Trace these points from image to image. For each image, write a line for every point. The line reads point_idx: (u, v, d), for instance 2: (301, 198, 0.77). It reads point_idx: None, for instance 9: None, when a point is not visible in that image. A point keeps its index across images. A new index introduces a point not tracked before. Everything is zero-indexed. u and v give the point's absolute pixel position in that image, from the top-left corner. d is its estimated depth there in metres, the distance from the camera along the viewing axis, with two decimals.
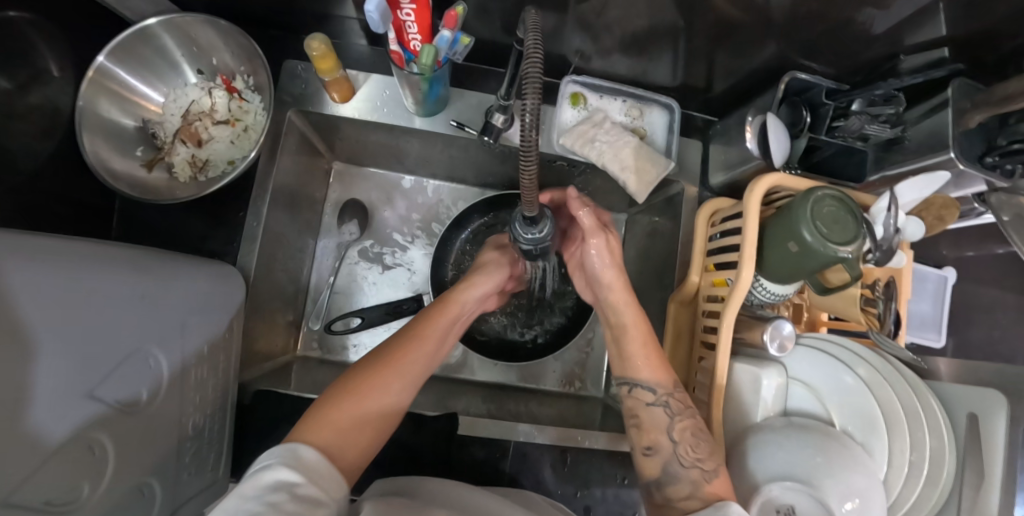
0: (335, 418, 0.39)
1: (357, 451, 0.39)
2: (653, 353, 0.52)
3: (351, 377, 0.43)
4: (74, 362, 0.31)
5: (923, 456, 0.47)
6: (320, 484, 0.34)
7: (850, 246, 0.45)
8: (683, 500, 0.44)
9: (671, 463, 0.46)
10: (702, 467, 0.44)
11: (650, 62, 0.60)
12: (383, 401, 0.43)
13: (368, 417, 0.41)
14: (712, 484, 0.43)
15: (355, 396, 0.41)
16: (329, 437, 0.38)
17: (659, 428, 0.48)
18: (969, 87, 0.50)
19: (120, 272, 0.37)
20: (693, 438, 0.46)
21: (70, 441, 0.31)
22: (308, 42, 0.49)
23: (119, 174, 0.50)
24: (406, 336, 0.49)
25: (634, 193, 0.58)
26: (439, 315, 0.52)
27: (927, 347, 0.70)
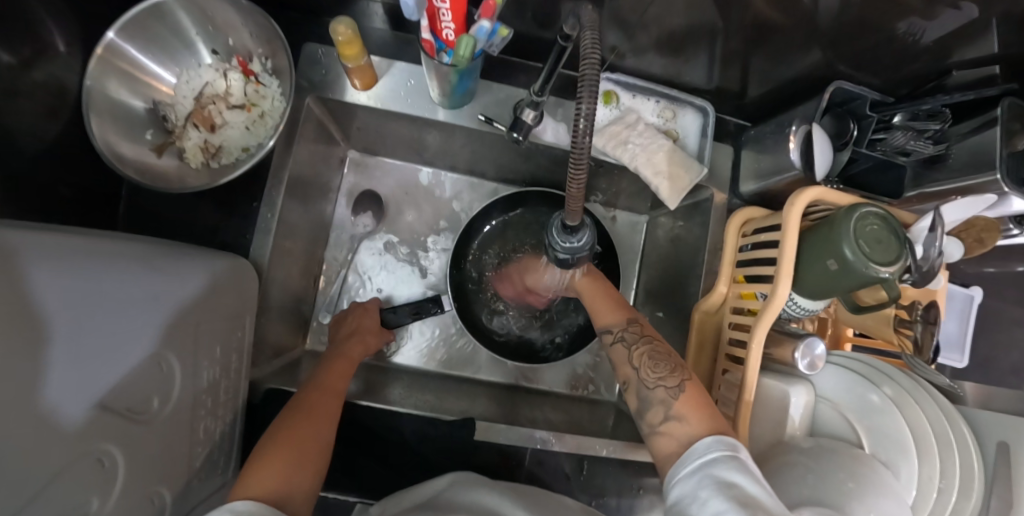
0: (274, 466, 0.39)
1: (303, 490, 0.39)
2: (604, 300, 0.59)
3: (277, 429, 0.43)
4: (83, 366, 0.30)
5: (953, 483, 0.45)
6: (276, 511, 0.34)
7: (891, 267, 0.43)
8: (662, 423, 0.45)
9: (641, 389, 0.49)
10: (666, 385, 0.47)
11: (687, 64, 0.57)
12: (315, 438, 0.43)
13: (306, 454, 0.41)
14: (680, 400, 0.46)
15: (289, 439, 0.41)
16: (270, 484, 0.37)
17: (622, 361, 0.52)
18: (1017, 107, 0.48)
19: (133, 272, 0.36)
20: (652, 361, 0.50)
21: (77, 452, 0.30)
22: (334, 25, 0.46)
23: (128, 159, 0.47)
24: (315, 384, 0.50)
25: (665, 199, 0.56)
26: (336, 365, 0.55)
27: (948, 366, 0.69)
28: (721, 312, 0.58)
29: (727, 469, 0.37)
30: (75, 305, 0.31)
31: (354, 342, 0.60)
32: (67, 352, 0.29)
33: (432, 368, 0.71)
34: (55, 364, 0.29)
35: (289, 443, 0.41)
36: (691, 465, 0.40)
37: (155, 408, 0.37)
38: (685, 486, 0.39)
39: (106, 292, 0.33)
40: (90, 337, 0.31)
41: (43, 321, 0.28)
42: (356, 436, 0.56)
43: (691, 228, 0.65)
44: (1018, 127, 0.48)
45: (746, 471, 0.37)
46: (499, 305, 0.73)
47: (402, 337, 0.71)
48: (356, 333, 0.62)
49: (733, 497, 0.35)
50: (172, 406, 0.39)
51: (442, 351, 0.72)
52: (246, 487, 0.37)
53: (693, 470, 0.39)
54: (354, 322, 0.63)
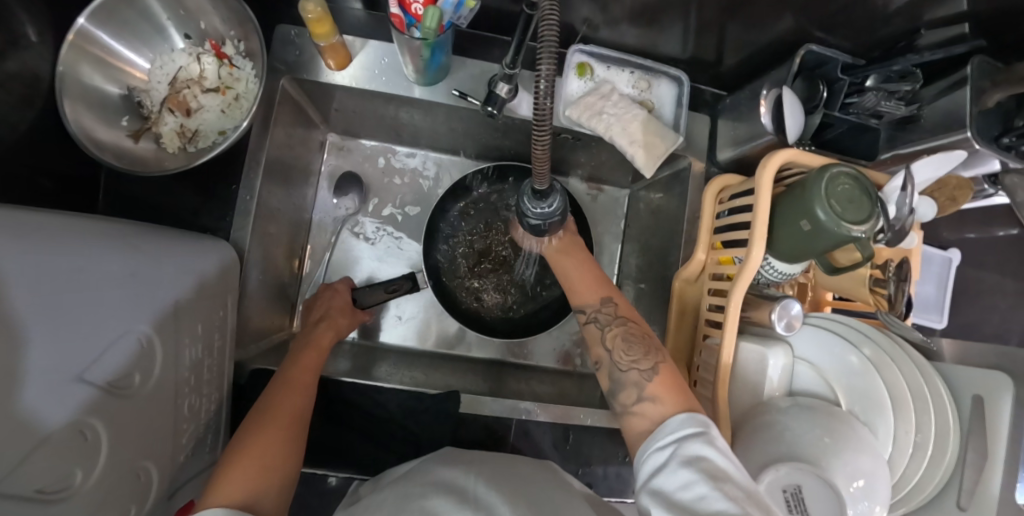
0: (238, 474, 0.39)
1: (275, 494, 0.40)
2: (578, 276, 0.58)
3: (242, 437, 0.42)
4: (64, 338, 0.32)
5: (928, 437, 0.47)
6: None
7: (864, 225, 0.44)
8: (636, 404, 0.46)
9: (614, 371, 0.50)
10: (639, 368, 0.48)
11: (661, 34, 0.57)
12: (282, 445, 0.42)
13: (276, 461, 0.41)
14: (652, 382, 0.46)
15: (256, 445, 0.41)
16: (236, 492, 0.37)
17: (598, 341, 0.53)
18: (987, 65, 0.48)
19: (111, 252, 0.38)
20: (625, 343, 0.50)
21: (67, 428, 0.31)
22: (303, 3, 0.46)
23: (104, 144, 0.48)
24: (281, 380, 0.49)
25: (641, 167, 0.56)
26: (304, 356, 0.53)
27: (928, 328, 0.70)
28: (701, 279, 0.59)
29: (695, 442, 0.39)
30: (55, 284, 0.33)
31: (323, 328, 0.59)
32: (45, 342, 0.31)
33: (426, 347, 0.72)
34: (37, 337, 0.31)
35: (257, 448, 0.41)
36: (663, 440, 0.41)
37: (139, 383, 0.37)
38: (658, 458, 0.40)
39: (82, 270, 0.35)
40: (68, 324, 0.33)
41: (12, 318, 0.29)
42: (344, 413, 0.57)
43: (671, 200, 0.66)
44: (989, 85, 0.48)
45: (714, 444, 0.38)
46: (474, 282, 0.73)
47: (387, 318, 0.72)
48: (325, 318, 0.61)
49: (701, 469, 0.36)
50: (154, 383, 0.39)
51: (430, 330, 0.73)
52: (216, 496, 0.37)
53: (665, 444, 0.41)
54: (325, 306, 0.63)
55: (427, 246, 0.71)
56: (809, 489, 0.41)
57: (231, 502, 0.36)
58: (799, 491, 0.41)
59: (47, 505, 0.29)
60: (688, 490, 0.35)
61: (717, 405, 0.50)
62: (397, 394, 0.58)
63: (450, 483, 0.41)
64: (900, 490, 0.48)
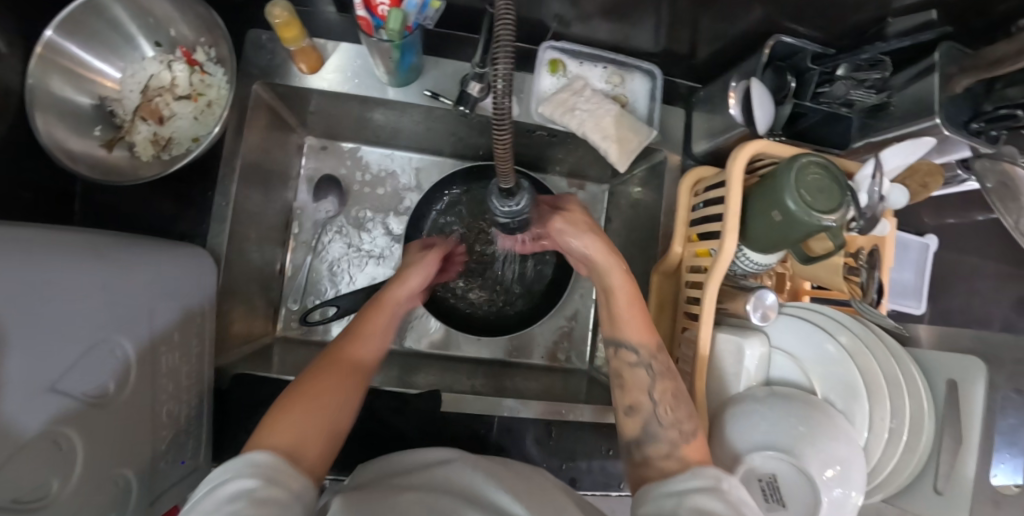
0: (290, 417, 0.36)
1: (323, 442, 0.37)
2: (639, 313, 0.49)
3: (300, 382, 0.41)
4: (41, 351, 0.31)
5: (903, 423, 0.48)
6: (286, 477, 0.32)
7: (834, 215, 0.44)
8: (661, 458, 0.42)
9: (650, 422, 0.45)
10: (681, 428, 0.43)
11: (633, 28, 0.57)
12: (333, 399, 0.40)
13: (329, 414, 0.39)
14: (690, 445, 0.42)
15: (310, 390, 0.39)
16: (286, 436, 0.35)
17: (637, 386, 0.47)
18: (955, 51, 0.48)
19: (86, 260, 0.37)
20: (674, 400, 0.45)
21: (40, 437, 0.31)
22: (269, 8, 0.47)
23: (77, 155, 0.47)
24: (346, 337, 0.47)
25: (615, 163, 0.56)
26: (372, 314, 0.51)
27: (907, 314, 0.71)
28: (679, 272, 0.59)
29: (705, 496, 0.35)
30: (37, 294, 0.31)
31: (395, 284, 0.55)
32: (21, 352, 0.29)
33: (419, 348, 0.72)
34: (14, 350, 0.29)
35: (309, 393, 0.39)
36: (668, 490, 0.38)
37: (114, 392, 0.37)
38: (661, 507, 0.36)
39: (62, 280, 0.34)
40: (42, 334, 0.31)
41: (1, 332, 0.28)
42: None
43: (649, 193, 0.66)
44: (956, 71, 0.48)
45: (725, 500, 0.34)
46: (459, 283, 0.73)
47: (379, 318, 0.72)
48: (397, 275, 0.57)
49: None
50: (130, 392, 0.40)
51: (417, 331, 0.73)
52: (264, 437, 0.35)
53: (671, 493, 0.37)
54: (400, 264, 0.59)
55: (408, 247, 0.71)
56: (782, 476, 0.43)
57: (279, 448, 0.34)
58: (773, 479, 0.43)
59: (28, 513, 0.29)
60: None
61: (695, 397, 0.51)
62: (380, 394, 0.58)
63: (453, 484, 0.36)
64: (876, 476, 0.49)
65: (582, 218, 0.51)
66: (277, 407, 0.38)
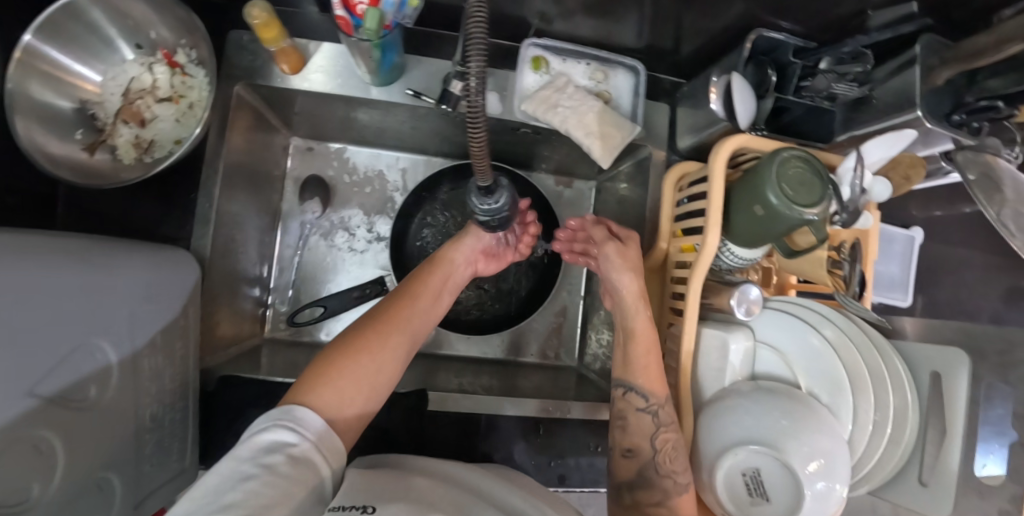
0: (346, 363, 0.42)
1: (369, 391, 0.42)
2: (654, 363, 0.50)
3: (356, 329, 0.46)
4: (24, 355, 0.31)
5: (887, 415, 0.48)
6: (325, 437, 0.36)
7: (816, 208, 0.44)
8: (653, 506, 0.46)
9: (647, 468, 0.48)
10: (675, 479, 0.46)
11: (616, 24, 0.57)
12: (384, 354, 0.45)
13: (374, 374, 0.43)
14: (682, 498, 0.46)
15: (365, 341, 0.44)
16: (334, 390, 0.40)
17: (642, 432, 0.49)
18: (936, 43, 0.48)
19: (64, 265, 0.37)
20: (674, 452, 0.47)
21: (19, 441, 0.30)
22: (249, 9, 0.46)
23: (59, 159, 0.47)
24: (397, 297, 0.51)
25: (598, 159, 0.56)
26: (428, 278, 0.54)
27: (893, 307, 0.71)
28: (664, 268, 0.59)
29: None
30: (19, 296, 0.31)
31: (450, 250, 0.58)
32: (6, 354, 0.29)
33: None
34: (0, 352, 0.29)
35: (363, 344, 0.44)
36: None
37: (94, 395, 0.37)
38: None
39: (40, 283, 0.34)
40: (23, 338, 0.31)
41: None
42: None
43: (635, 189, 0.66)
44: (937, 62, 0.48)
45: None
46: None
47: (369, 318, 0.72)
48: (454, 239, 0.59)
49: None
50: (111, 395, 0.39)
51: None
52: (314, 387, 0.39)
53: None
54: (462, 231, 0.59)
55: (395, 248, 0.71)
56: (766, 472, 0.43)
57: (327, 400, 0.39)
58: (757, 473, 0.43)
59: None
60: None
61: (680, 393, 0.51)
62: None
63: (448, 478, 0.40)
64: (862, 468, 0.49)
65: (635, 259, 0.56)
66: (325, 359, 0.42)
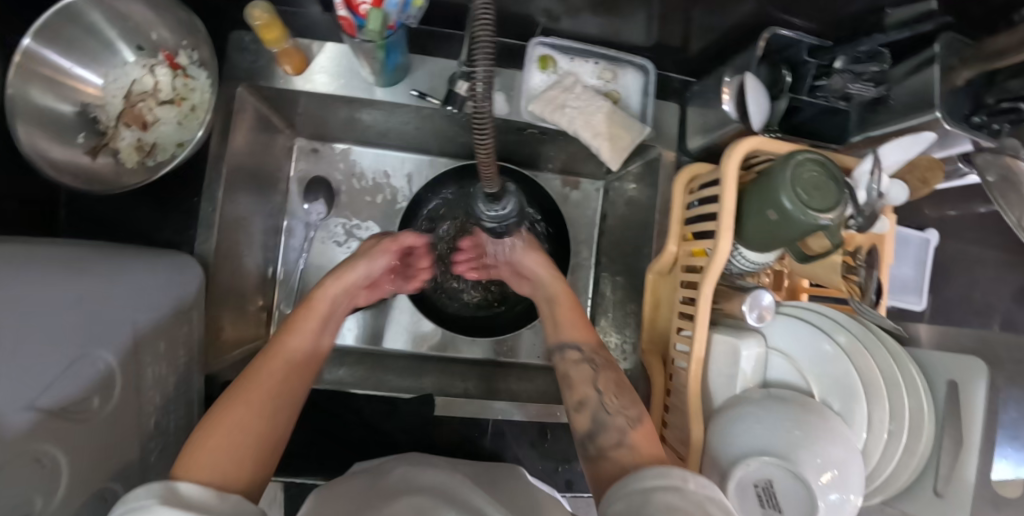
0: (218, 443, 0.34)
1: (252, 472, 0.35)
2: (577, 318, 0.56)
3: (228, 397, 0.38)
4: (21, 370, 0.30)
5: (902, 425, 0.47)
6: (228, 503, 0.29)
7: (832, 213, 0.43)
8: (612, 448, 0.42)
9: (599, 413, 0.46)
10: (627, 415, 0.44)
11: (624, 22, 0.55)
12: (260, 424, 0.37)
13: (261, 446, 0.36)
14: (637, 431, 0.43)
15: (238, 412, 0.37)
16: (219, 467, 0.32)
17: (585, 381, 0.49)
18: (955, 41, 0.47)
19: (56, 277, 0.36)
20: (617, 389, 0.47)
21: (24, 455, 0.30)
22: (249, 10, 0.46)
23: (60, 163, 0.46)
24: (274, 354, 0.44)
25: (607, 160, 0.55)
26: (298, 324, 0.49)
27: (908, 311, 0.70)
28: (673, 271, 0.58)
29: (670, 497, 0.32)
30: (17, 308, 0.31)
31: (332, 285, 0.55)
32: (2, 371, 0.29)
33: (417, 352, 0.72)
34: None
35: (236, 417, 0.36)
36: (633, 488, 0.35)
37: (96, 406, 0.37)
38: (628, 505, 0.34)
39: (29, 298, 0.33)
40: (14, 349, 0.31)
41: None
42: (319, 421, 0.56)
43: (643, 191, 0.65)
44: (957, 62, 0.47)
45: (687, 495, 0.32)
46: (452, 283, 0.72)
47: (379, 320, 0.71)
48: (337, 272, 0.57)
49: None
50: (114, 405, 0.39)
51: (414, 330, 0.72)
52: (192, 469, 0.31)
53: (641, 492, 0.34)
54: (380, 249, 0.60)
55: None
56: (779, 482, 0.42)
57: (213, 480, 0.31)
58: (769, 485, 0.42)
59: None
60: None
61: (690, 399, 0.50)
62: (372, 399, 0.58)
63: (432, 483, 0.39)
64: (875, 479, 0.48)
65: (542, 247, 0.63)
66: (196, 440, 0.34)
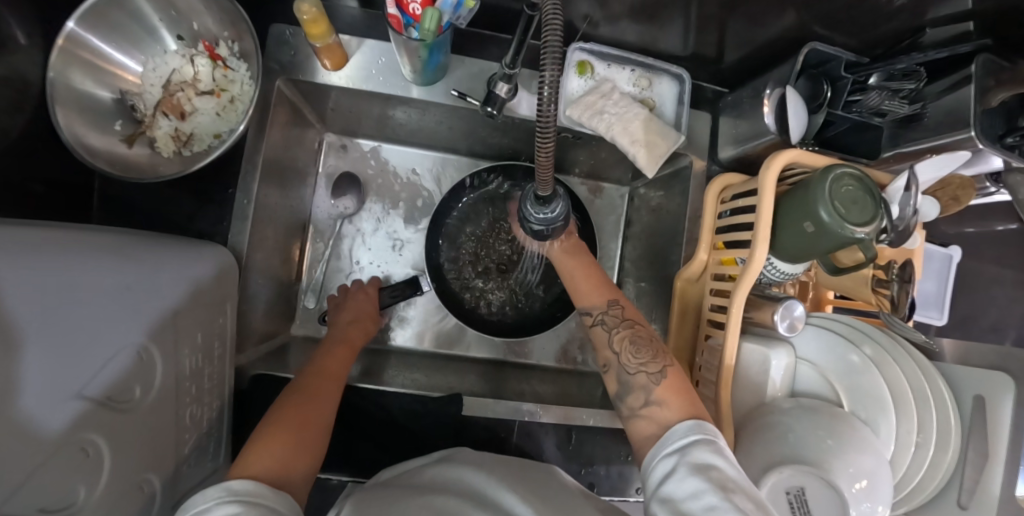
0: (271, 447, 0.38)
1: (299, 474, 0.38)
2: (585, 279, 0.57)
3: (278, 410, 0.43)
4: (61, 364, 0.30)
5: (929, 437, 0.47)
6: (277, 498, 0.33)
7: (867, 227, 0.43)
8: (643, 407, 0.45)
9: (621, 374, 0.48)
10: (647, 371, 0.47)
11: (663, 31, 0.56)
12: (308, 430, 0.41)
13: (302, 444, 0.40)
14: (661, 386, 0.45)
15: (289, 422, 0.41)
16: (268, 462, 0.37)
17: (604, 344, 0.52)
18: (993, 63, 0.47)
19: (103, 264, 0.36)
20: (633, 346, 0.49)
21: (69, 447, 0.30)
22: (297, 4, 0.45)
23: (98, 151, 0.46)
24: (311, 377, 0.49)
25: (643, 167, 0.56)
26: (335, 353, 0.55)
27: (927, 325, 0.71)
28: (702, 279, 0.59)
29: (706, 452, 0.37)
30: (54, 300, 0.31)
31: (354, 327, 0.61)
32: (36, 360, 0.29)
33: (438, 351, 0.72)
34: (27, 359, 0.28)
35: (287, 428, 0.40)
36: (670, 448, 0.40)
37: (138, 396, 0.36)
38: (665, 464, 0.39)
39: (75, 286, 0.33)
40: (61, 337, 0.30)
41: (9, 330, 0.28)
42: (348, 418, 0.56)
43: (671, 198, 0.66)
44: (993, 83, 0.47)
45: (722, 454, 0.37)
46: (477, 282, 0.72)
47: (402, 317, 0.72)
48: (357, 317, 0.63)
49: (710, 478, 0.35)
50: (157, 396, 0.39)
51: (428, 331, 0.73)
52: (246, 466, 0.36)
53: (673, 451, 0.39)
54: (356, 308, 0.64)
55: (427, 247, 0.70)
56: (812, 491, 0.41)
57: (263, 473, 0.35)
58: (802, 493, 0.42)
59: None
60: (696, 500, 0.34)
61: (720, 406, 0.50)
62: (400, 396, 0.58)
63: (464, 486, 0.40)
64: (901, 489, 0.49)
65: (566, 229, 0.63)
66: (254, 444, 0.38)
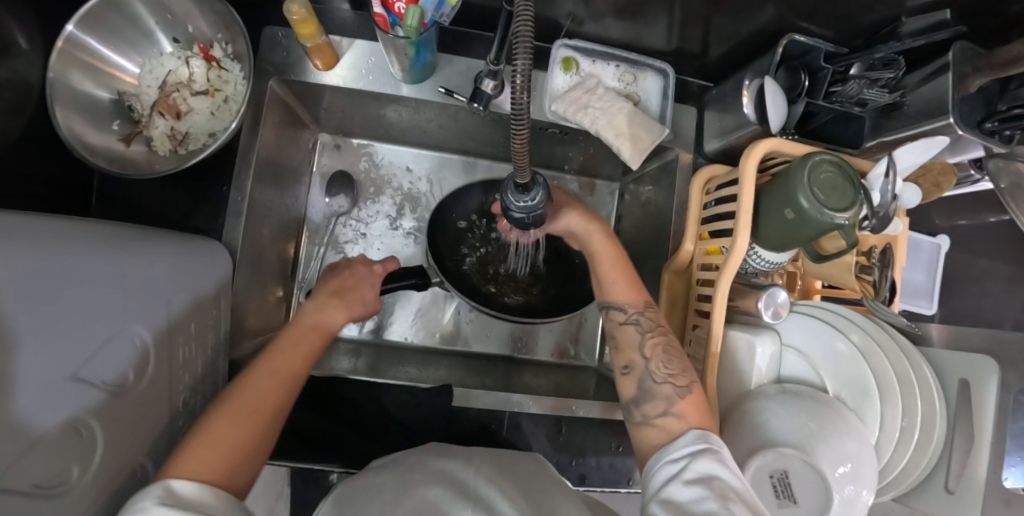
0: (202, 452, 0.35)
1: (237, 481, 0.36)
2: (621, 279, 0.55)
3: (222, 408, 0.39)
4: (56, 348, 0.30)
5: (915, 423, 0.48)
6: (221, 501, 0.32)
7: (847, 212, 0.44)
8: (659, 416, 0.45)
9: (645, 380, 0.48)
10: (674, 383, 0.46)
11: (646, 27, 0.57)
12: (248, 438, 0.38)
13: (236, 453, 0.36)
14: (685, 400, 0.45)
15: (226, 429, 0.37)
16: (202, 468, 0.34)
17: (631, 345, 0.51)
18: (971, 51, 0.48)
19: (100, 254, 0.37)
20: (665, 354, 0.49)
21: (62, 429, 0.30)
22: (287, 5, 0.46)
23: (96, 148, 0.48)
24: (265, 366, 0.43)
25: (628, 159, 0.57)
26: (305, 333, 0.48)
27: (918, 315, 0.71)
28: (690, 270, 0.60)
29: (709, 460, 0.38)
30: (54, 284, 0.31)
31: (336, 301, 0.53)
32: (34, 351, 0.29)
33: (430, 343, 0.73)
34: (26, 346, 0.28)
35: (224, 434, 0.36)
36: (675, 454, 0.40)
37: (132, 382, 0.37)
38: (668, 470, 0.39)
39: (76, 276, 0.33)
40: (58, 323, 0.31)
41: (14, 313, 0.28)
42: (343, 412, 0.57)
43: (659, 192, 0.67)
44: (970, 70, 0.48)
45: (725, 464, 0.38)
46: (490, 287, 0.73)
47: (398, 313, 0.73)
48: (342, 289, 0.55)
49: (712, 487, 0.35)
50: (149, 384, 0.40)
51: (423, 325, 0.73)
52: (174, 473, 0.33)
53: (677, 457, 0.40)
54: (345, 278, 0.56)
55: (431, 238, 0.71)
56: (795, 474, 0.43)
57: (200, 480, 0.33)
58: (785, 476, 0.43)
59: (46, 500, 0.29)
60: (696, 505, 0.35)
61: (706, 392, 0.51)
62: (392, 388, 0.59)
63: (450, 475, 0.41)
64: (887, 473, 0.49)
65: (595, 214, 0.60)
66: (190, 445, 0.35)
